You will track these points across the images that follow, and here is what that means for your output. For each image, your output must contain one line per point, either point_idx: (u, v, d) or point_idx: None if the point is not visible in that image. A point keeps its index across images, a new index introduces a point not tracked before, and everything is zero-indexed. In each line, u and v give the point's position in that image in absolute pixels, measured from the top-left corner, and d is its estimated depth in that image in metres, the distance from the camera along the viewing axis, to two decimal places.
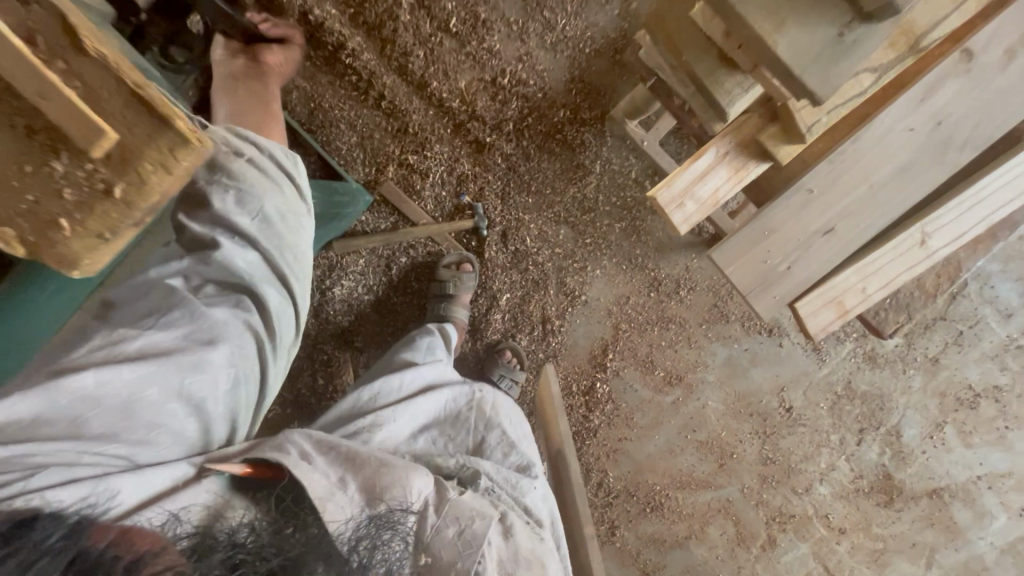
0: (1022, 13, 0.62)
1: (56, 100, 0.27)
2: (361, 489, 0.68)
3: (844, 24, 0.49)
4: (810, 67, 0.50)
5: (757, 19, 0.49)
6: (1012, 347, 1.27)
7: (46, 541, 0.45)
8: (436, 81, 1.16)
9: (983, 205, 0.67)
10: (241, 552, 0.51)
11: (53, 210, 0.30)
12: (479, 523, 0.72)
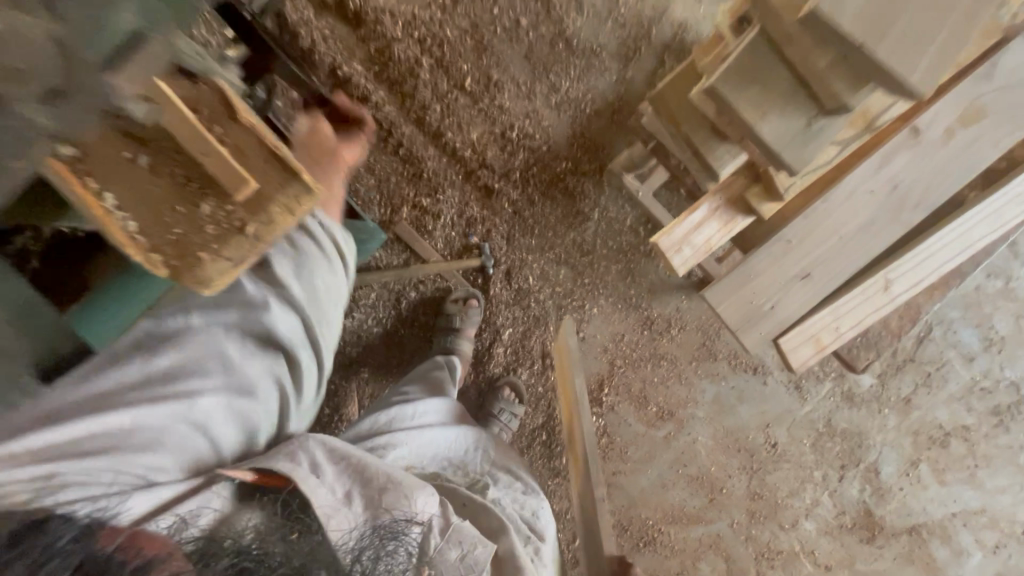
0: (956, 100, 0.75)
1: (214, 156, 0.36)
2: (366, 504, 0.71)
3: (810, 116, 0.62)
4: (785, 148, 0.63)
5: (745, 106, 0.61)
6: (976, 388, 1.37)
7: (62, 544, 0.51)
8: (450, 132, 1.27)
9: (937, 256, 0.77)
10: (245, 559, 0.54)
11: (196, 242, 0.38)
12: (480, 550, 0.75)
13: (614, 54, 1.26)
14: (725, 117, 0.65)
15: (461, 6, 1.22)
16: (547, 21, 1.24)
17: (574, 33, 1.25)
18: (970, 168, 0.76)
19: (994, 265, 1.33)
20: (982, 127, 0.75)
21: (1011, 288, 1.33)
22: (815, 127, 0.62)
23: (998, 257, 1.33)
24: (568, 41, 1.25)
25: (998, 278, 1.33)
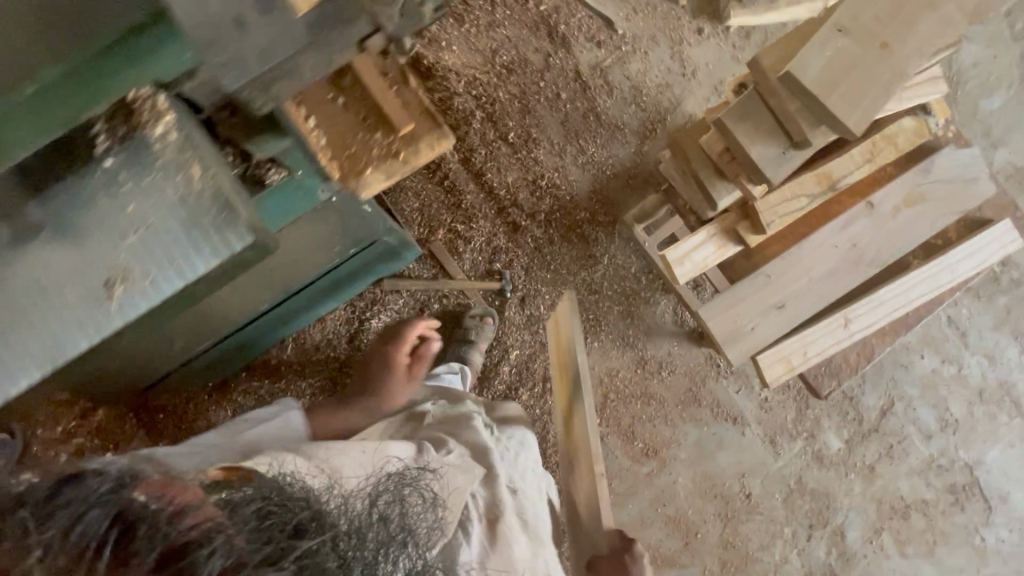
0: (900, 186, 0.96)
1: (390, 104, 0.64)
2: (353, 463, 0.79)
3: (784, 147, 0.77)
4: (767, 166, 0.77)
5: (742, 132, 0.77)
6: (934, 465, 1.49)
7: (96, 494, 0.48)
8: (490, 173, 1.48)
9: (888, 305, 0.95)
10: (271, 502, 0.54)
11: (371, 158, 0.67)
12: (459, 476, 0.82)
13: (634, 131, 1.52)
14: (728, 150, 0.81)
15: (514, 77, 1.49)
16: (582, 97, 1.51)
17: (603, 111, 1.52)
18: (913, 237, 0.96)
19: (948, 352, 1.51)
20: (922, 207, 0.96)
21: (962, 374, 1.51)
22: (790, 156, 0.77)
23: (951, 345, 1.51)
24: (597, 116, 1.52)
25: (952, 364, 1.51)
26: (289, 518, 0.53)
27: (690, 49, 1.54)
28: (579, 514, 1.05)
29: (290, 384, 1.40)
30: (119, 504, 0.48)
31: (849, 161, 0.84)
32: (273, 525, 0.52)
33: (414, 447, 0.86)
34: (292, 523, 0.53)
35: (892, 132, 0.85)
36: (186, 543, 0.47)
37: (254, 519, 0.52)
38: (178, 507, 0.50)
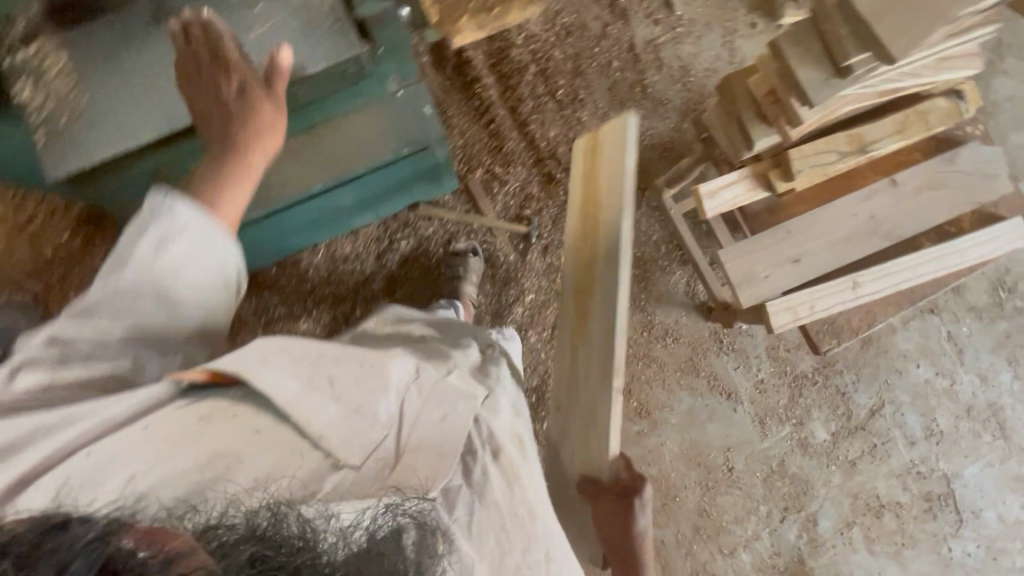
0: (923, 170, 1.02)
1: None
2: (348, 398, 0.62)
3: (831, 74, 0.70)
4: (812, 89, 0.71)
5: (792, 57, 0.70)
6: (913, 471, 1.54)
7: (82, 542, 0.35)
8: (534, 125, 1.55)
9: (894, 275, 1.00)
10: (262, 550, 0.42)
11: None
12: (462, 407, 0.68)
13: (676, 108, 1.59)
14: (775, 93, 0.83)
15: (571, 39, 1.56)
16: (632, 68, 1.58)
17: (650, 84, 1.58)
18: (930, 218, 1.02)
19: (943, 366, 1.56)
20: (942, 192, 1.02)
21: (954, 389, 1.56)
22: (831, 85, 0.71)
23: (947, 360, 1.56)
24: (643, 88, 1.58)
25: (944, 378, 1.56)
26: (280, 561, 0.42)
27: (741, 39, 1.61)
28: (571, 441, 0.91)
29: (314, 288, 1.47)
30: (105, 554, 0.35)
31: (879, 128, 0.91)
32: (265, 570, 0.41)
33: (413, 370, 0.67)
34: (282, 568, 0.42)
35: (925, 109, 0.92)
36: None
37: (250, 565, 0.40)
38: (170, 555, 0.37)
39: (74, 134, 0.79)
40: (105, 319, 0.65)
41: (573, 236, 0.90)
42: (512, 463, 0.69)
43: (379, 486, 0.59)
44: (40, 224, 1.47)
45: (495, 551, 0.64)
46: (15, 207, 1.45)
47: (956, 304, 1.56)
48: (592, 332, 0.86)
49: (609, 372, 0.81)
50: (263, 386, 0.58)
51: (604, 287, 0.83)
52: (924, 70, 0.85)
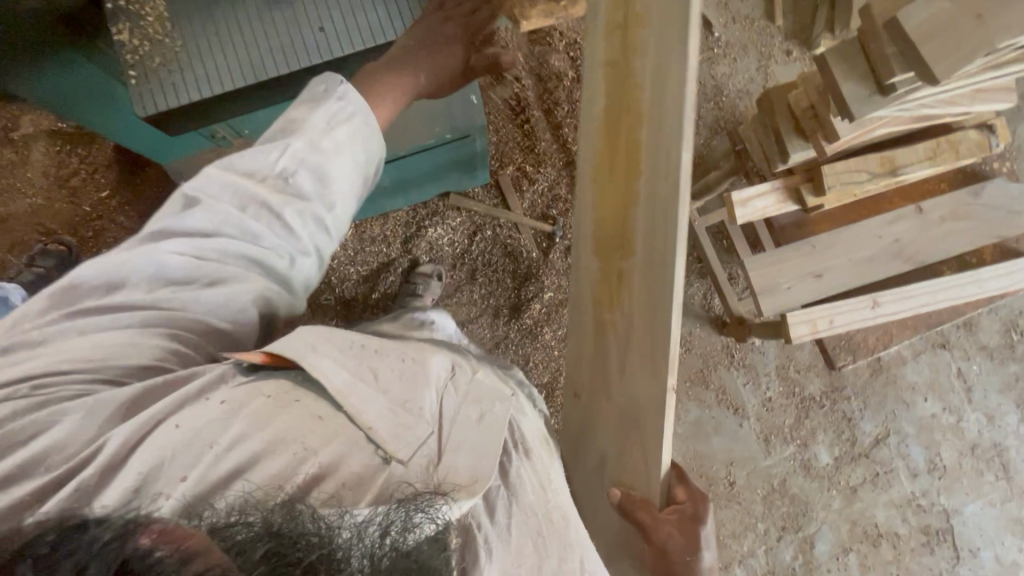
0: (949, 200, 1.05)
1: None
2: (390, 383, 0.62)
3: (872, 91, 0.74)
4: (853, 104, 0.75)
5: (838, 72, 0.74)
6: (913, 503, 1.54)
7: (99, 543, 0.38)
8: (567, 129, 1.59)
9: (914, 299, 1.02)
10: (273, 543, 0.41)
11: None
12: (498, 406, 0.68)
13: (707, 125, 1.63)
14: (815, 109, 0.86)
15: None
16: None
17: None
18: (954, 248, 1.04)
19: (951, 402, 1.57)
20: (967, 223, 1.05)
21: (960, 426, 1.56)
22: (874, 101, 0.75)
23: (955, 396, 1.57)
24: None
25: (951, 414, 1.57)
26: (295, 557, 0.41)
27: (776, 65, 1.65)
28: (607, 426, 0.89)
29: (338, 265, 1.49)
30: (121, 555, 0.37)
31: (911, 154, 0.94)
32: (281, 567, 0.40)
33: (449, 367, 0.71)
34: (294, 568, 0.40)
35: (957, 139, 0.95)
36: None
37: (264, 562, 0.40)
38: (185, 554, 0.38)
39: (156, 78, 0.77)
40: (265, 192, 0.65)
41: (596, 157, 0.85)
42: (542, 470, 0.69)
43: (425, 482, 0.56)
44: (79, 180, 1.52)
45: (533, 559, 0.60)
46: (59, 163, 1.52)
47: (968, 342, 1.57)
48: (632, 268, 0.84)
49: (667, 315, 0.79)
50: (315, 368, 0.58)
51: (648, 212, 0.80)
52: (960, 100, 0.88)
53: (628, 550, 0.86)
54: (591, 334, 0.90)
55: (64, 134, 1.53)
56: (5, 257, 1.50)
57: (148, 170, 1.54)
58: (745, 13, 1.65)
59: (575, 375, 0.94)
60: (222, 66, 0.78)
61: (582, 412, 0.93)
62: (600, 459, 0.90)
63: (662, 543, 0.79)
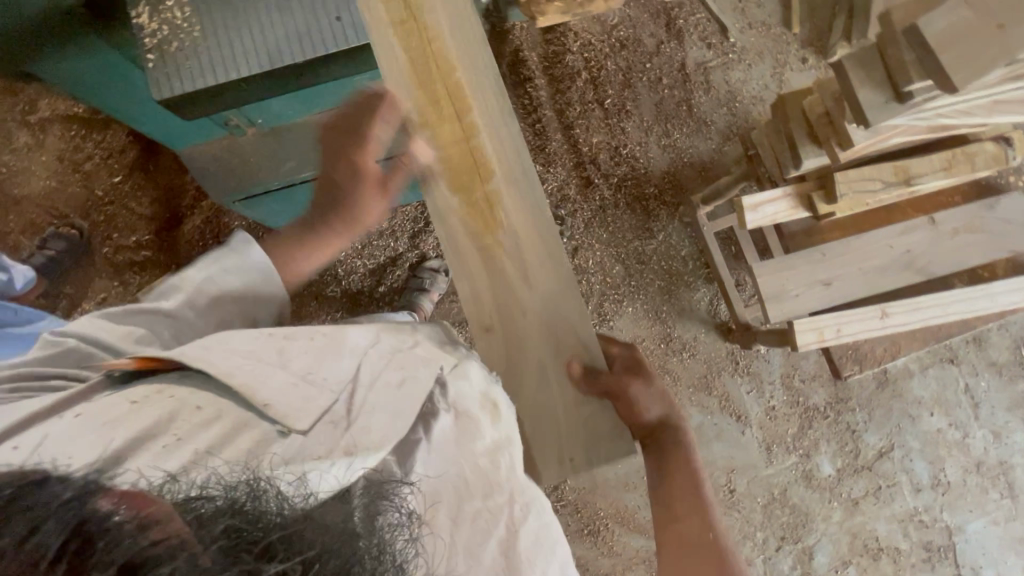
0: (964, 212, 1.04)
1: None
2: (314, 360, 0.62)
3: (888, 98, 0.73)
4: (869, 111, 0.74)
5: (853, 78, 0.74)
6: (915, 518, 1.53)
7: (58, 501, 0.35)
8: (579, 129, 1.58)
9: (923, 311, 1.01)
10: (232, 517, 0.38)
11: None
12: (418, 372, 0.66)
13: (719, 130, 1.62)
14: (829, 114, 0.85)
15: (625, 52, 1.60)
16: (680, 87, 1.61)
17: (697, 105, 1.61)
18: (967, 260, 1.03)
19: (957, 418, 1.55)
20: (981, 236, 1.03)
21: (965, 442, 1.55)
22: (890, 108, 0.74)
23: (961, 412, 1.55)
24: (690, 107, 1.61)
25: (957, 430, 1.55)
26: (257, 534, 0.38)
27: (791, 73, 1.64)
28: (529, 334, 0.88)
29: (346, 258, 1.50)
30: (80, 514, 0.34)
31: (925, 163, 0.93)
32: (240, 545, 0.37)
33: (371, 336, 0.68)
34: (256, 545, 0.37)
35: (972, 151, 0.94)
36: (146, 561, 0.33)
37: (225, 538, 0.37)
38: (145, 520, 0.35)
39: (175, 61, 0.78)
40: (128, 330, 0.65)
41: (419, 103, 0.88)
42: (470, 423, 0.66)
43: (329, 449, 0.54)
44: (93, 164, 1.54)
45: (454, 503, 0.60)
46: (73, 146, 1.53)
47: (977, 357, 1.56)
48: (497, 189, 0.89)
49: (540, 214, 0.89)
50: (208, 360, 0.56)
51: (492, 139, 0.89)
52: (975, 111, 0.85)
53: (603, 437, 0.85)
54: (479, 265, 0.88)
55: (80, 119, 1.54)
56: (19, 238, 1.52)
57: (162, 157, 1.56)
58: (761, 20, 1.64)
59: (479, 312, 0.89)
60: (242, 53, 0.78)
61: (502, 339, 0.88)
62: (539, 365, 0.87)
63: (624, 387, 0.85)
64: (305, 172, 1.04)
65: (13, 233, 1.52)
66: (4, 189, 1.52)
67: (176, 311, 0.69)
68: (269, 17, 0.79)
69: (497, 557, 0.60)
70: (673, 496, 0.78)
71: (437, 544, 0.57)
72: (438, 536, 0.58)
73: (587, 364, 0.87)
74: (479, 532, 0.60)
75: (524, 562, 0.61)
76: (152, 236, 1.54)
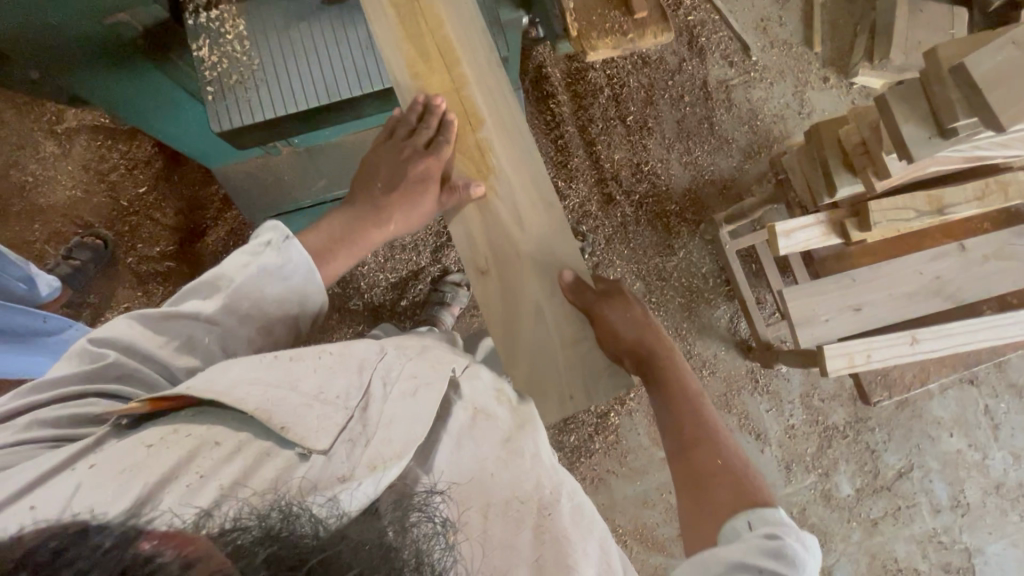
0: (995, 239, 1.04)
1: None
2: (325, 370, 0.62)
3: (932, 133, 0.74)
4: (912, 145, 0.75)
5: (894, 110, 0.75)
6: (934, 539, 1.53)
7: (100, 550, 0.36)
8: (601, 145, 1.57)
9: (952, 338, 1.01)
10: (275, 546, 0.39)
11: None
12: (425, 389, 0.64)
13: (740, 148, 1.62)
14: (866, 144, 0.86)
15: (647, 69, 1.60)
16: (702, 105, 1.61)
17: (718, 122, 1.62)
18: (997, 288, 1.03)
19: (977, 439, 1.55)
20: (1012, 263, 1.04)
21: (985, 464, 1.55)
22: (933, 144, 0.74)
23: (981, 433, 1.55)
24: (711, 125, 1.61)
25: (977, 451, 1.55)
26: (296, 558, 0.38)
27: (813, 91, 1.65)
28: (522, 276, 0.84)
29: (368, 271, 1.51)
30: (124, 560, 0.35)
31: (958, 193, 0.94)
32: (281, 570, 0.37)
33: (378, 350, 0.68)
34: (298, 568, 0.38)
35: (1005, 180, 0.95)
36: None
37: (266, 566, 0.37)
38: (186, 560, 0.36)
39: (233, 95, 0.81)
40: (162, 339, 0.65)
41: (405, 50, 0.82)
42: (487, 424, 0.68)
43: (351, 466, 0.53)
44: (118, 175, 1.55)
45: (481, 497, 0.61)
46: (99, 157, 1.54)
47: (997, 379, 1.56)
48: (489, 133, 0.84)
49: (530, 152, 0.85)
50: (216, 391, 0.55)
51: (478, 80, 0.84)
52: (1014, 143, 0.85)
53: (601, 374, 0.85)
54: (476, 213, 0.84)
55: (107, 130, 1.55)
56: (44, 247, 1.53)
57: (185, 167, 1.56)
58: (783, 38, 1.64)
59: (472, 253, 0.84)
60: (299, 87, 0.82)
61: (496, 286, 0.84)
62: (533, 305, 0.85)
63: (607, 314, 0.83)
64: None
65: (38, 242, 1.54)
66: (29, 198, 1.53)
67: (215, 319, 0.67)
68: (325, 49, 0.82)
69: (534, 545, 0.61)
70: (683, 424, 0.77)
71: (473, 539, 0.58)
72: (468, 531, 0.58)
73: (576, 299, 0.84)
74: (512, 523, 0.61)
75: (565, 543, 0.62)
76: (175, 246, 1.55)
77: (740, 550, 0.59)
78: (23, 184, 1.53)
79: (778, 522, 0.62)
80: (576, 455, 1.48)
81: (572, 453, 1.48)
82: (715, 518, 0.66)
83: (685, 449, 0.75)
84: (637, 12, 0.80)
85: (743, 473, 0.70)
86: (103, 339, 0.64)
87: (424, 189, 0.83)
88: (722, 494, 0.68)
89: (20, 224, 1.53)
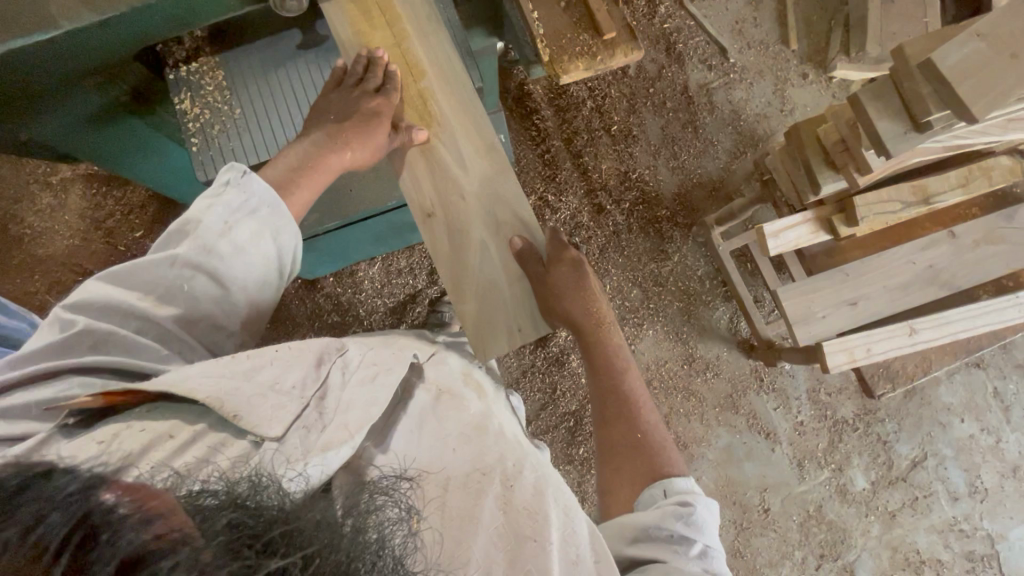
0: (983, 223, 1.04)
1: None
2: (281, 369, 0.56)
3: (909, 127, 0.75)
4: (890, 141, 0.76)
5: (872, 102, 0.75)
6: (954, 527, 1.51)
7: (63, 494, 0.37)
8: (587, 157, 1.59)
9: (950, 325, 1.01)
10: (236, 512, 0.38)
11: None
12: (383, 373, 0.61)
13: (726, 149, 1.63)
14: (845, 141, 0.88)
15: (627, 79, 1.62)
16: (685, 109, 1.63)
17: (702, 125, 1.63)
18: (991, 272, 1.03)
19: (988, 422, 1.54)
20: (1002, 246, 1.04)
21: (999, 447, 1.53)
22: (910, 138, 0.75)
23: (993, 416, 1.54)
24: (695, 129, 1.63)
25: (990, 435, 1.54)
26: (258, 528, 0.37)
27: (793, 88, 1.66)
28: (467, 217, 0.81)
29: (366, 298, 1.52)
30: (85, 507, 0.36)
31: (941, 182, 0.96)
32: (242, 539, 0.36)
33: (339, 344, 0.64)
34: (255, 542, 0.36)
35: (988, 166, 0.97)
36: (147, 555, 0.35)
37: (226, 532, 0.36)
38: (147, 514, 0.36)
39: (219, 144, 0.82)
40: (135, 298, 0.59)
41: (349, 11, 0.80)
42: (452, 403, 0.63)
43: (306, 451, 0.50)
44: (115, 221, 1.57)
45: (441, 477, 0.56)
46: (95, 204, 1.57)
47: (1004, 361, 1.55)
48: (431, 84, 0.81)
49: (474, 105, 0.81)
50: (171, 379, 0.51)
51: (422, 37, 0.82)
52: (993, 130, 0.87)
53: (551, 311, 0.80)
54: (420, 159, 0.81)
55: (101, 178, 1.58)
56: (44, 297, 1.54)
57: (180, 209, 1.58)
58: (759, 38, 1.66)
59: (419, 197, 0.81)
60: (282, 130, 0.84)
61: (443, 226, 0.81)
62: (480, 245, 0.81)
63: (547, 273, 0.80)
64: (327, 224, 1.02)
65: (38, 293, 1.55)
66: (28, 250, 1.55)
67: (191, 259, 0.61)
68: (295, 82, 0.84)
69: (496, 515, 0.55)
70: (603, 397, 0.81)
71: (432, 506, 0.53)
72: (430, 517, 0.53)
73: (524, 268, 0.80)
74: (471, 495, 0.55)
75: (523, 513, 0.55)
76: None
77: (653, 517, 0.65)
78: (22, 237, 1.55)
79: (686, 491, 0.68)
80: (587, 465, 1.48)
81: (581, 466, 1.47)
82: (635, 486, 0.73)
83: (605, 421, 0.80)
84: (606, 34, 0.82)
85: (654, 448, 0.76)
86: (75, 304, 0.58)
87: (375, 125, 0.77)
88: (632, 466, 0.74)
89: (19, 277, 1.54)
